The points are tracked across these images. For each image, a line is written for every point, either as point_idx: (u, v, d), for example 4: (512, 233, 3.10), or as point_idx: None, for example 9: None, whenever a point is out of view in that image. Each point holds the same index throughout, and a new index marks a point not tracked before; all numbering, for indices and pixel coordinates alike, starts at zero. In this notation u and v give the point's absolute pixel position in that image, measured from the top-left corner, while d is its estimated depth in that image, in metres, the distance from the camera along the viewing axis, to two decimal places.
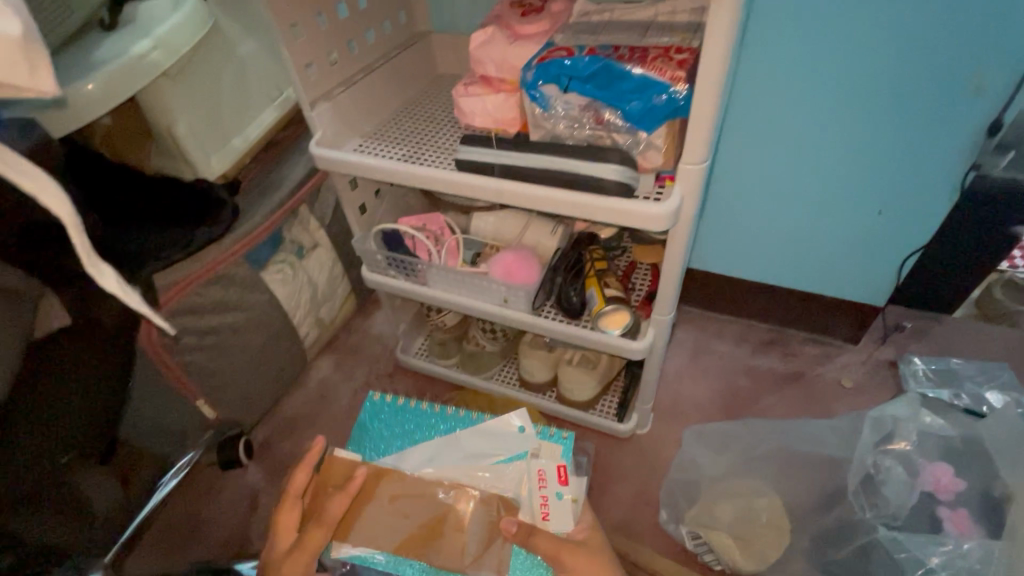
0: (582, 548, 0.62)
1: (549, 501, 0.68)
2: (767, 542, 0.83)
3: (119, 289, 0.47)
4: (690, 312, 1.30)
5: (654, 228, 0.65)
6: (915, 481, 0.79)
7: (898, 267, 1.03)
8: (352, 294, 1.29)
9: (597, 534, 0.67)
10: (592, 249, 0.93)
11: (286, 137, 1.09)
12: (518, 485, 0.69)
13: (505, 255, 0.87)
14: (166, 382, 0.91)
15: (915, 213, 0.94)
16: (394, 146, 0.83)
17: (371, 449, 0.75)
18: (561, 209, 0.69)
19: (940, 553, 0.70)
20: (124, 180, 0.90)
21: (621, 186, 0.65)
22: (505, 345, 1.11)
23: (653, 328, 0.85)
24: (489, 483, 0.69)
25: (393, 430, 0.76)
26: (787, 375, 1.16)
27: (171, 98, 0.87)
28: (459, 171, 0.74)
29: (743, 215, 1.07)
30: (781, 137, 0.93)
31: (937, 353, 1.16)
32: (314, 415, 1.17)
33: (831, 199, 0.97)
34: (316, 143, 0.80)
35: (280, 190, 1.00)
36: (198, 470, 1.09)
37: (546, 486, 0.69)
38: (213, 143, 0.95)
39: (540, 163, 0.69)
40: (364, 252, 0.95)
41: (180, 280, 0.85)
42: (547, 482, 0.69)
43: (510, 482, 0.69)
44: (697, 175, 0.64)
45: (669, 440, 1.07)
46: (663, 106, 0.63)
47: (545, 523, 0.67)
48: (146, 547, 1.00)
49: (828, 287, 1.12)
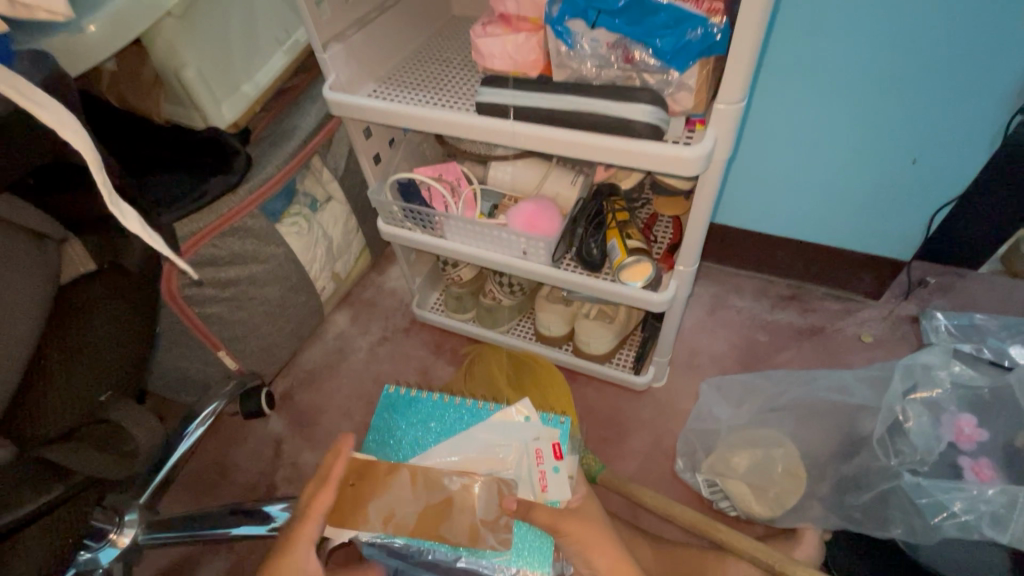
0: (576, 517, 0.68)
1: (547, 475, 0.71)
2: (784, 490, 0.84)
3: (140, 230, 0.46)
4: (708, 267, 1.28)
5: (685, 173, 0.62)
6: (939, 431, 0.79)
7: (929, 218, 1.00)
8: (366, 248, 1.28)
9: (591, 502, 0.73)
10: (613, 200, 0.89)
11: (296, 84, 1.06)
12: (518, 464, 0.72)
13: (526, 206, 0.85)
14: (187, 332, 0.92)
15: (953, 161, 0.90)
16: (410, 90, 0.80)
17: (388, 446, 0.75)
18: (587, 155, 0.67)
19: (962, 498, 0.71)
20: (137, 129, 0.89)
21: (651, 129, 0.62)
22: (522, 299, 1.11)
23: (675, 280, 0.83)
24: (495, 465, 0.72)
25: (411, 422, 0.77)
26: (806, 330, 1.15)
27: (178, 39, 0.83)
28: (479, 114, 0.71)
29: (769, 165, 1.03)
30: (815, 80, 0.88)
31: (960, 308, 1.14)
32: (332, 368, 1.19)
33: (863, 147, 0.93)
34: (329, 88, 0.78)
35: (292, 139, 0.97)
36: (223, 419, 1.12)
37: (544, 462, 0.72)
38: (222, 89, 0.92)
39: (564, 105, 0.66)
40: (380, 204, 0.93)
41: (197, 231, 0.85)
42: (545, 458, 0.72)
43: (512, 463, 0.72)
44: (731, 116, 0.61)
45: (685, 393, 1.07)
46: (698, 43, 0.59)
47: (543, 495, 0.70)
48: (177, 490, 1.05)
49: (854, 241, 1.09)
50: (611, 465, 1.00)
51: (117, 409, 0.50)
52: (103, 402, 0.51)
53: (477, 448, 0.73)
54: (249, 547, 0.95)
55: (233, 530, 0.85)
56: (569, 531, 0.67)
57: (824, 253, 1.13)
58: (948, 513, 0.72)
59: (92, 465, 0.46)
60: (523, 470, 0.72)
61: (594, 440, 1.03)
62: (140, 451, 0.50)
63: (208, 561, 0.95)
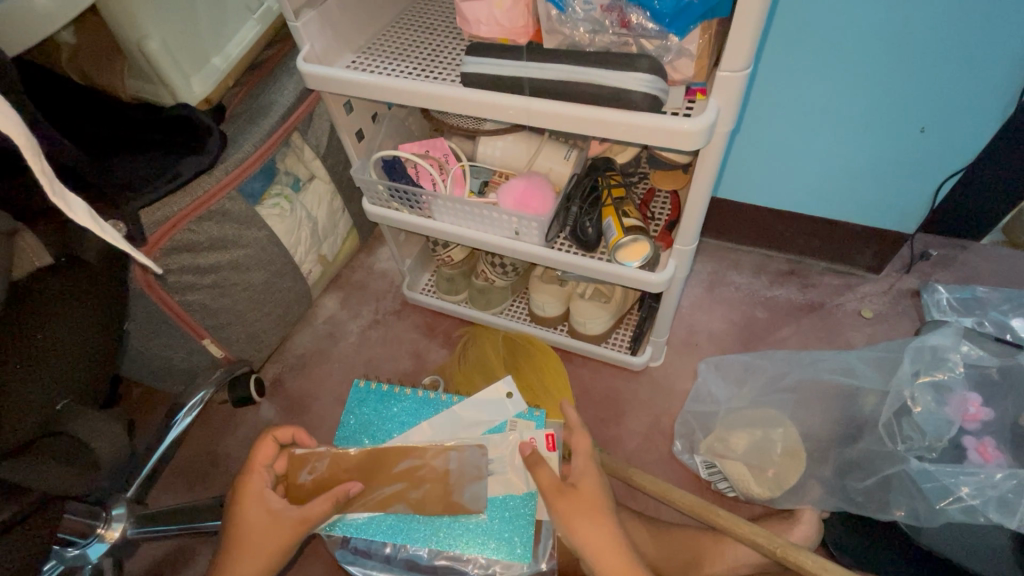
0: (566, 494, 0.64)
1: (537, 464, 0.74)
2: (786, 470, 0.84)
3: (91, 222, 0.44)
4: (706, 243, 1.24)
5: (686, 147, 0.58)
6: (947, 413, 0.77)
7: (935, 190, 0.96)
8: (353, 229, 1.24)
9: (598, 478, 0.67)
10: (608, 173, 0.85)
11: (270, 56, 0.99)
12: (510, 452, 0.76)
13: (516, 183, 0.81)
14: (167, 321, 0.88)
15: (962, 130, 0.86)
16: (391, 60, 0.75)
17: (361, 436, 0.79)
18: (581, 129, 0.63)
19: (970, 483, 0.70)
20: (99, 108, 0.83)
21: (649, 100, 0.58)
22: (515, 279, 1.07)
23: (674, 259, 0.80)
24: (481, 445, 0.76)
25: (382, 415, 0.80)
26: (805, 306, 1.13)
27: (139, 8, 0.77)
28: (464, 86, 0.66)
29: (770, 135, 0.99)
30: (818, 48, 0.83)
31: (963, 281, 1.12)
32: (322, 353, 1.16)
33: (871, 115, 0.89)
34: (304, 59, 0.72)
35: (269, 116, 0.92)
36: (212, 407, 1.10)
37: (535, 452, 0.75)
38: (191, 63, 0.86)
39: (556, 75, 0.61)
40: (363, 183, 0.88)
41: (171, 216, 0.80)
42: (538, 446, 0.75)
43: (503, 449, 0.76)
44: (736, 84, 0.56)
45: (683, 372, 1.06)
46: (699, 5, 0.54)
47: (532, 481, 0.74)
48: (169, 480, 1.03)
49: (857, 215, 1.06)
50: (609, 447, 0.99)
51: (76, 420, 0.49)
52: (63, 411, 0.49)
53: (465, 431, 0.78)
54: None
55: None
56: (559, 508, 0.63)
57: (826, 227, 1.10)
58: (953, 497, 0.71)
59: (49, 481, 0.45)
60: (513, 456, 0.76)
61: (590, 422, 1.01)
62: (102, 458, 0.51)
63: (202, 551, 0.94)
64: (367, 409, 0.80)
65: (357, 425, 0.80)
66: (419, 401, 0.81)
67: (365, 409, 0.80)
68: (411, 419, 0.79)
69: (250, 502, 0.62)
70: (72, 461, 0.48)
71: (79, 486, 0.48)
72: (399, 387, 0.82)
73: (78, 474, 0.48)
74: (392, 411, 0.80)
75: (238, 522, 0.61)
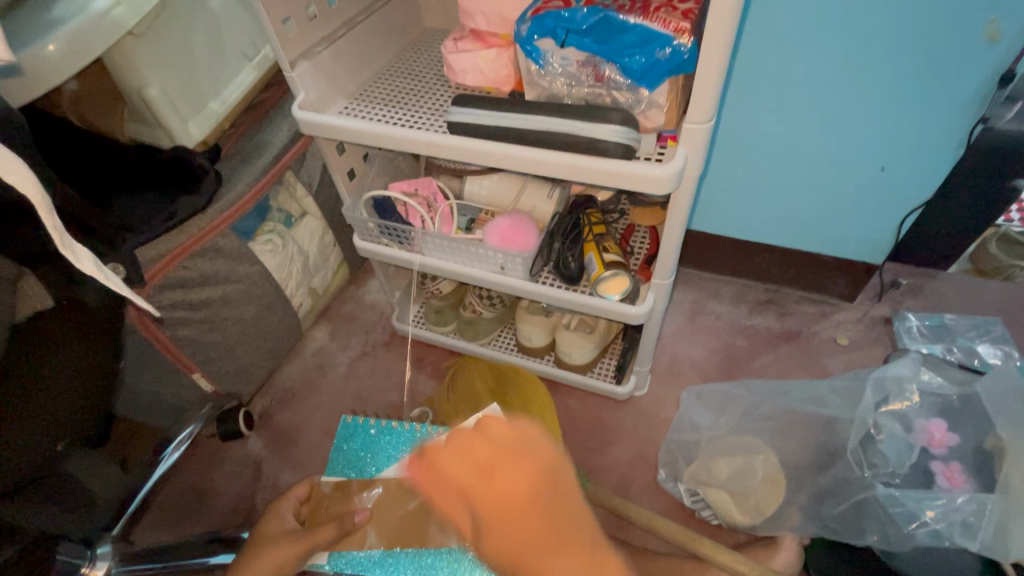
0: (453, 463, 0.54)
1: None
2: (764, 497, 0.86)
3: (96, 271, 0.47)
4: (686, 273, 1.29)
5: (657, 190, 0.62)
6: (910, 436, 0.82)
7: (898, 223, 1.02)
8: (344, 262, 1.26)
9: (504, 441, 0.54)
10: (589, 212, 0.90)
11: (266, 98, 1.04)
12: None
13: (502, 221, 0.84)
14: (159, 356, 0.90)
15: (920, 167, 0.92)
16: (382, 107, 0.79)
17: (351, 469, 0.79)
18: (560, 173, 0.67)
19: (935, 507, 0.74)
20: (94, 149, 0.86)
21: (622, 148, 0.62)
22: (502, 311, 1.10)
23: (652, 292, 0.83)
24: None
25: (369, 450, 0.81)
26: (783, 334, 1.17)
27: (140, 58, 0.81)
28: (451, 133, 0.70)
29: (743, 174, 1.04)
30: (782, 92, 0.89)
31: (932, 308, 1.17)
32: (311, 385, 1.17)
33: (835, 155, 0.94)
34: (299, 106, 0.76)
35: (263, 155, 0.96)
36: (201, 440, 1.10)
37: None
38: (189, 107, 0.90)
39: (535, 124, 0.65)
40: (355, 221, 0.92)
41: (166, 253, 0.82)
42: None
43: None
44: (701, 135, 0.61)
45: (666, 400, 1.08)
46: (666, 62, 0.59)
47: None
48: (153, 517, 1.02)
49: (827, 247, 1.11)
50: (597, 477, 1.00)
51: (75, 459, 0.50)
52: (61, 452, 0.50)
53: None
54: None
55: (211, 560, 0.83)
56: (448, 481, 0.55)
57: (800, 258, 1.15)
58: (920, 522, 0.74)
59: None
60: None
61: (577, 451, 1.03)
62: (94, 499, 0.54)
63: None
64: (357, 442, 0.82)
65: (348, 459, 0.80)
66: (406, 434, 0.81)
67: (354, 444, 0.81)
68: (399, 452, 0.80)
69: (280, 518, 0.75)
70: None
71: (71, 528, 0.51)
72: (392, 422, 0.83)
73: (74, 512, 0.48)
74: (381, 446, 0.81)
75: (262, 531, 0.73)
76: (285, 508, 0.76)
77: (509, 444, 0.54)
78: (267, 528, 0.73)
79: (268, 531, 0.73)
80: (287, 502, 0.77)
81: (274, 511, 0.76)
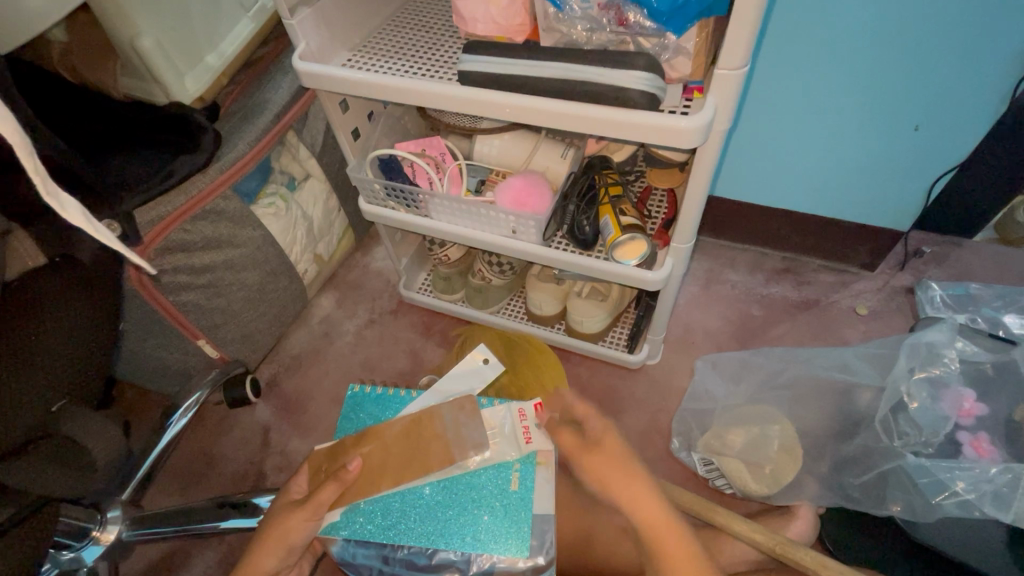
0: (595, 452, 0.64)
1: (530, 429, 0.75)
2: (781, 467, 0.85)
3: (83, 222, 0.44)
4: (701, 240, 1.25)
5: (682, 145, 0.59)
6: (941, 407, 0.80)
7: (928, 187, 0.97)
8: (349, 228, 1.23)
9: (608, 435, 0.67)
10: (605, 174, 0.86)
11: (265, 54, 0.99)
12: (501, 423, 0.75)
13: (514, 181, 0.80)
14: (161, 321, 0.88)
15: (956, 126, 0.87)
16: (388, 59, 0.74)
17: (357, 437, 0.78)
18: (577, 126, 0.62)
19: (965, 478, 0.72)
20: (88, 105, 0.82)
21: (647, 98, 0.58)
22: (512, 278, 1.06)
23: (671, 257, 0.80)
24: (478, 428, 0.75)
25: (375, 418, 0.79)
26: (800, 303, 1.14)
27: (130, 4, 0.76)
28: (462, 85, 0.66)
29: (766, 134, 0.99)
30: (811, 43, 0.83)
31: (956, 277, 1.13)
32: (318, 353, 1.16)
33: (865, 113, 0.89)
34: (299, 57, 0.72)
35: (264, 113, 0.91)
36: (208, 407, 1.09)
37: (526, 419, 0.75)
38: (185, 61, 0.85)
39: (552, 72, 0.61)
40: (360, 182, 0.88)
41: (166, 215, 0.79)
42: (528, 415, 0.75)
43: (495, 421, 0.75)
44: (734, 83, 0.57)
45: (680, 369, 1.06)
46: (696, 3, 0.54)
47: (528, 446, 0.74)
48: (163, 482, 1.02)
49: (849, 212, 1.07)
50: None
51: (71, 422, 0.48)
52: (59, 411, 0.49)
53: None
54: (239, 539, 0.93)
55: (220, 525, 0.82)
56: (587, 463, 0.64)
57: (821, 225, 1.11)
58: (949, 492, 0.72)
59: (46, 485, 0.45)
60: (505, 424, 0.75)
61: None
62: (97, 460, 0.49)
63: (198, 553, 0.93)
64: (365, 410, 0.80)
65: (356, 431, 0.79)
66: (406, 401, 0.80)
67: (361, 412, 0.80)
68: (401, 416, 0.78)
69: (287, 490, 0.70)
70: (69, 463, 0.47)
71: (76, 487, 0.47)
72: (404, 391, 0.82)
73: (73, 477, 0.47)
74: (389, 413, 0.79)
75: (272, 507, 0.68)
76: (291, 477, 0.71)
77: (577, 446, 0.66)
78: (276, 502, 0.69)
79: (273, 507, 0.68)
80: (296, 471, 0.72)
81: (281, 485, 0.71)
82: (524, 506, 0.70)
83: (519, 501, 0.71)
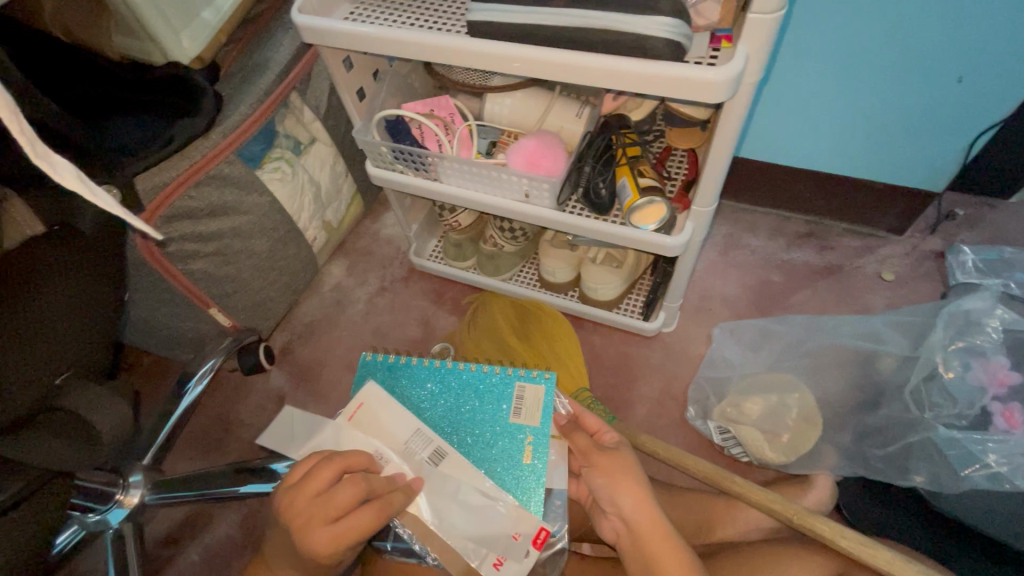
0: (601, 451, 0.64)
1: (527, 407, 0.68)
2: (800, 435, 0.84)
3: (79, 183, 0.41)
4: (721, 204, 1.20)
5: (709, 99, 0.54)
6: (972, 375, 0.76)
7: (968, 145, 0.91)
8: (357, 194, 1.20)
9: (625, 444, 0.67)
10: (623, 132, 0.81)
11: (265, 9, 0.94)
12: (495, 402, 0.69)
13: (527, 141, 0.77)
14: (171, 289, 0.87)
15: (1004, 77, 0.80)
16: (391, 9, 0.69)
17: None
18: (595, 80, 0.58)
19: (997, 448, 0.70)
20: (82, 68, 0.79)
21: (670, 46, 0.53)
22: (525, 244, 1.03)
23: (691, 221, 0.76)
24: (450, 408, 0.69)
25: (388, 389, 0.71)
26: (823, 269, 1.10)
27: None
28: (470, 36, 0.61)
29: (796, 87, 0.92)
30: None
31: (990, 241, 1.08)
32: (329, 321, 1.15)
33: (904, 62, 0.83)
34: (299, 10, 0.68)
35: (266, 73, 0.87)
36: (223, 375, 1.10)
37: (523, 398, 0.69)
38: (181, 17, 0.81)
39: (570, 20, 0.56)
40: (367, 145, 0.84)
41: (169, 181, 0.77)
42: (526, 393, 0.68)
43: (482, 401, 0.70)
44: (767, 28, 0.52)
45: (696, 337, 1.04)
46: None
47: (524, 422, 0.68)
48: (182, 448, 1.04)
49: (879, 173, 1.01)
50: (621, 413, 0.98)
51: (72, 395, 0.48)
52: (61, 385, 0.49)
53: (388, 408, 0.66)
54: (259, 503, 0.95)
55: (240, 488, 0.79)
56: (595, 462, 0.63)
57: (850, 185, 1.05)
58: (979, 464, 0.70)
59: (50, 458, 0.46)
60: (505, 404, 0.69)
61: (602, 386, 1.01)
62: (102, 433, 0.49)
63: (219, 515, 0.95)
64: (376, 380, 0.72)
65: None
66: (412, 370, 0.72)
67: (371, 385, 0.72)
68: (406, 392, 0.71)
69: (311, 518, 0.53)
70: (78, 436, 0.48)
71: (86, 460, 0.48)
72: (459, 363, 0.72)
73: (84, 451, 0.48)
74: (400, 383, 0.71)
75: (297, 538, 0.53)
76: (336, 499, 0.54)
77: (591, 446, 0.65)
78: (299, 519, 0.53)
79: (330, 548, 0.52)
80: (352, 494, 0.54)
81: (314, 511, 0.53)
82: (536, 480, 0.64)
83: (529, 471, 0.65)
